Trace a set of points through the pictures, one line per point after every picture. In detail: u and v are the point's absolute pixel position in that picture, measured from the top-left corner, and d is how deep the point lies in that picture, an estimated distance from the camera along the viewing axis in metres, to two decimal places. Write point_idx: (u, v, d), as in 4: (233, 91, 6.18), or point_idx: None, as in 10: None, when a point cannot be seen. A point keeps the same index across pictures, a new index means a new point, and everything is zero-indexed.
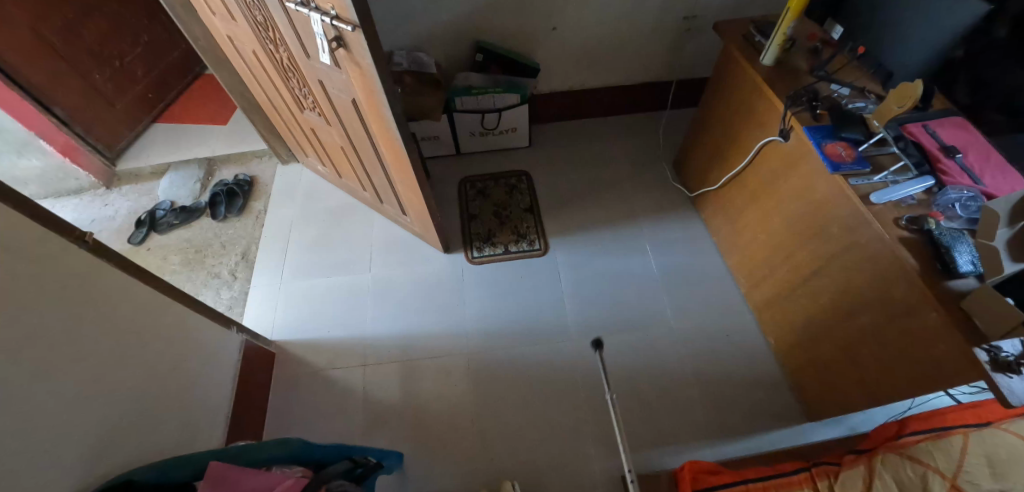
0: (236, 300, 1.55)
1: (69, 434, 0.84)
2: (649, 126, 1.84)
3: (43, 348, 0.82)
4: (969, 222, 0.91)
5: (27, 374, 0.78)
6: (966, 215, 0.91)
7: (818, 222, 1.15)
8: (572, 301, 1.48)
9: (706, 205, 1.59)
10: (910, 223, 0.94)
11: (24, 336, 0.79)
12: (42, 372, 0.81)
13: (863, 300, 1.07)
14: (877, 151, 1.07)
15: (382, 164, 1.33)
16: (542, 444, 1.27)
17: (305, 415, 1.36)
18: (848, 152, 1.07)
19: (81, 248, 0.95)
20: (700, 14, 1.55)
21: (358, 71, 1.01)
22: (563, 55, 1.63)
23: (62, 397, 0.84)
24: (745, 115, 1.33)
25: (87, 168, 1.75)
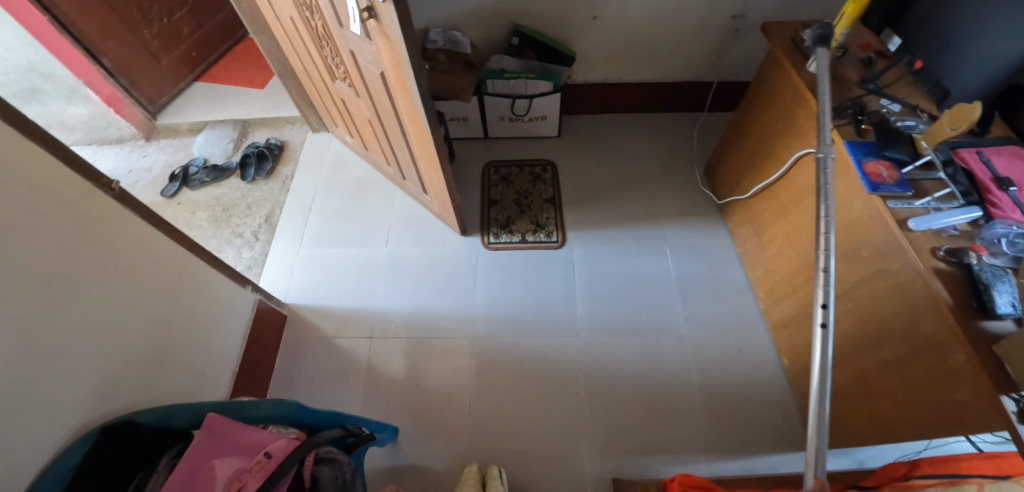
0: (255, 261, 1.59)
1: (73, 371, 0.89)
2: (685, 127, 1.77)
3: (55, 287, 0.86)
4: (1015, 260, 0.85)
5: (35, 311, 0.83)
6: (1013, 252, 0.85)
7: (850, 244, 1.09)
8: (583, 298, 1.46)
9: (734, 214, 1.53)
10: (949, 254, 0.88)
11: (37, 274, 0.83)
12: (51, 311, 0.85)
13: (888, 330, 1.01)
14: (922, 175, 1.00)
15: (406, 140, 1.33)
16: (535, 437, 1.27)
17: (309, 380, 1.40)
18: (890, 173, 1.01)
19: (106, 195, 0.97)
20: (750, 13, 1.48)
21: (387, 43, 1.00)
22: (601, 45, 1.59)
23: (69, 336, 0.89)
24: (785, 124, 1.26)
25: (130, 119, 1.82)
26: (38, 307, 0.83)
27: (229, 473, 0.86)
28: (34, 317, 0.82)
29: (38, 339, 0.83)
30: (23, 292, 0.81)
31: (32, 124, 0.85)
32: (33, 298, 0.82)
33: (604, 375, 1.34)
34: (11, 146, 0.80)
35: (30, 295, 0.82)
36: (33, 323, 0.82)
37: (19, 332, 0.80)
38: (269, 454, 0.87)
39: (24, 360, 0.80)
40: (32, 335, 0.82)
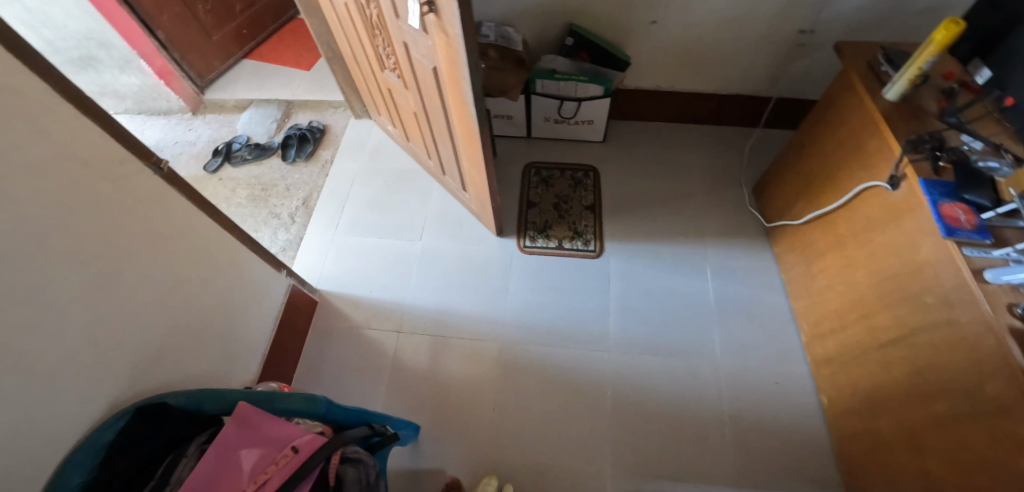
0: (290, 244, 1.59)
1: (108, 349, 0.91)
2: (737, 142, 1.70)
3: (97, 267, 0.88)
4: None
5: (74, 288, 0.84)
6: None
7: (911, 288, 1.03)
8: (617, 312, 1.42)
9: (783, 239, 1.46)
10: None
11: (79, 253, 0.85)
12: (91, 289, 0.87)
13: (945, 384, 0.95)
14: (1003, 222, 0.92)
15: (451, 137, 1.30)
16: (555, 449, 1.26)
17: (336, 368, 1.41)
18: (968, 217, 0.92)
19: (155, 174, 0.98)
20: (822, 28, 1.39)
21: (445, 39, 0.97)
22: (657, 51, 1.52)
23: (106, 315, 0.90)
24: (852, 152, 1.19)
25: (179, 93, 1.84)
26: (78, 285, 0.85)
27: (256, 465, 0.87)
28: (73, 293, 0.84)
29: (76, 316, 0.85)
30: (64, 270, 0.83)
31: (88, 101, 0.86)
32: (72, 276, 0.84)
33: (632, 394, 1.32)
34: (62, 124, 0.81)
35: (70, 273, 0.84)
36: (71, 299, 0.84)
37: (56, 309, 0.82)
38: (296, 449, 0.88)
39: (61, 337, 0.83)
40: (70, 312, 0.84)
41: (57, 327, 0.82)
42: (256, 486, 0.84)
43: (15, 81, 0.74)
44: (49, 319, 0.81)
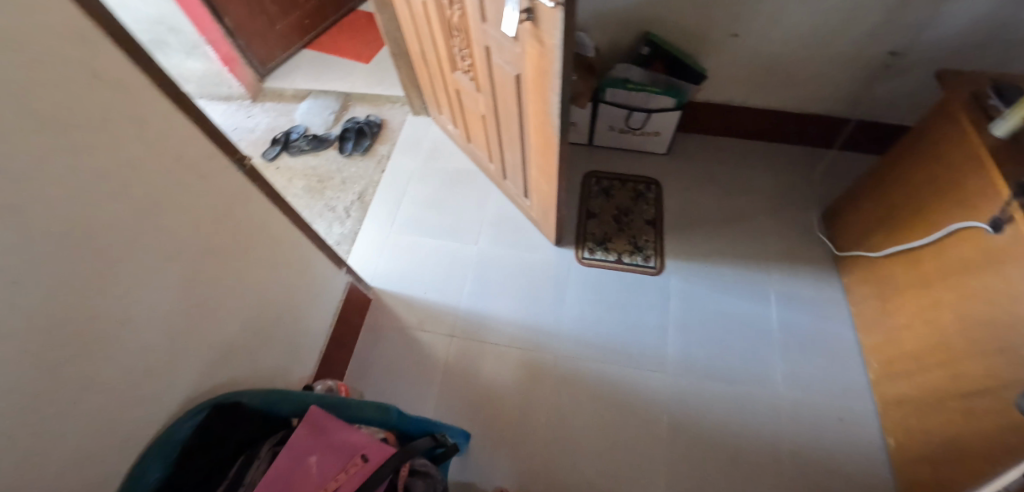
0: (344, 238, 1.61)
1: (186, 344, 0.91)
2: (806, 163, 1.64)
3: (181, 263, 0.88)
4: None
5: (160, 283, 0.85)
6: None
7: (1003, 336, 0.97)
8: (675, 333, 1.40)
9: (855, 270, 1.40)
10: None
11: (167, 249, 0.85)
12: (174, 284, 0.87)
13: None
14: None
15: (523, 143, 1.27)
16: (606, 470, 1.24)
17: (387, 368, 1.41)
18: None
19: (238, 170, 0.99)
20: (915, 52, 1.32)
21: (538, 49, 0.94)
22: (733, 65, 1.47)
23: (186, 309, 0.90)
24: (946, 188, 1.13)
25: (241, 80, 1.89)
26: (164, 280, 0.85)
27: (325, 471, 0.87)
28: (159, 289, 0.85)
29: (160, 311, 0.85)
30: (154, 265, 0.83)
31: (184, 97, 0.85)
32: (161, 272, 0.84)
33: (688, 419, 1.28)
34: (160, 120, 0.81)
35: (158, 269, 0.84)
36: (158, 295, 0.84)
37: (144, 304, 0.82)
38: (366, 458, 0.88)
39: (146, 332, 0.83)
40: (156, 308, 0.85)
41: (144, 323, 0.82)
42: None
43: (121, 76, 0.74)
44: (136, 315, 0.81)
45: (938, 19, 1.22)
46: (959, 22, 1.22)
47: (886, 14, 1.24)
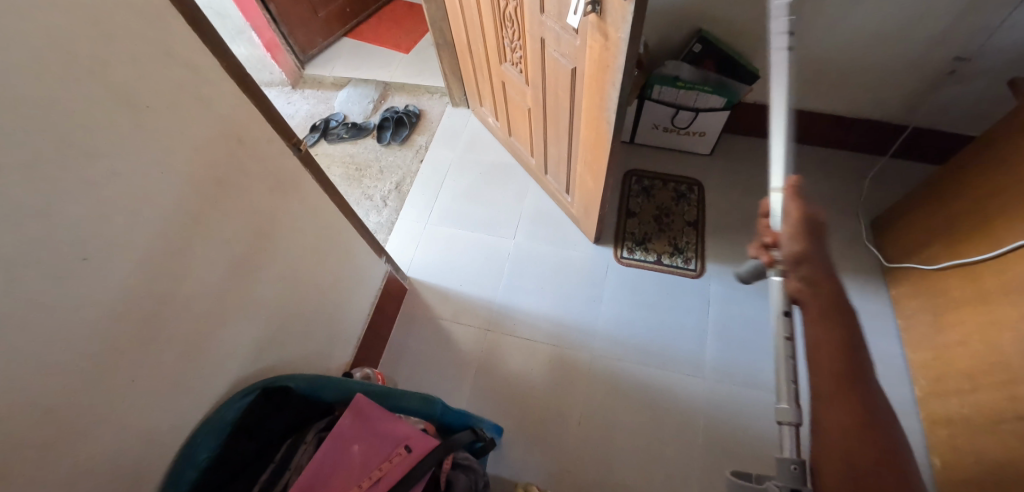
0: (382, 226, 1.63)
1: (238, 325, 0.92)
2: (856, 170, 1.59)
3: (237, 245, 0.89)
4: None
5: (218, 264, 0.85)
6: None
7: None
8: (714, 337, 1.37)
9: (905, 283, 1.35)
10: None
11: (224, 231, 0.86)
12: (231, 265, 0.88)
13: None
14: None
15: (570, 138, 1.26)
16: (638, 473, 1.22)
17: (421, 358, 1.42)
18: None
19: (294, 154, 0.99)
20: (984, 58, 1.26)
21: (601, 41, 0.92)
22: (787, 66, 1.43)
23: (239, 292, 0.91)
24: (1016, 201, 1.08)
25: (282, 66, 1.92)
26: (220, 262, 0.86)
27: (369, 460, 0.88)
28: (216, 271, 0.85)
29: (215, 292, 0.86)
30: (212, 247, 0.83)
31: (248, 79, 0.86)
32: (218, 253, 0.85)
33: (724, 426, 1.26)
34: (226, 101, 0.81)
35: (216, 251, 0.84)
36: (214, 276, 0.85)
37: (202, 285, 0.83)
38: (409, 448, 0.88)
39: (202, 312, 0.84)
40: (212, 289, 0.85)
41: (201, 303, 0.84)
42: (372, 481, 0.85)
43: (192, 57, 0.74)
44: (194, 295, 0.82)
45: (1013, 24, 1.17)
46: None
47: (956, 17, 1.19)
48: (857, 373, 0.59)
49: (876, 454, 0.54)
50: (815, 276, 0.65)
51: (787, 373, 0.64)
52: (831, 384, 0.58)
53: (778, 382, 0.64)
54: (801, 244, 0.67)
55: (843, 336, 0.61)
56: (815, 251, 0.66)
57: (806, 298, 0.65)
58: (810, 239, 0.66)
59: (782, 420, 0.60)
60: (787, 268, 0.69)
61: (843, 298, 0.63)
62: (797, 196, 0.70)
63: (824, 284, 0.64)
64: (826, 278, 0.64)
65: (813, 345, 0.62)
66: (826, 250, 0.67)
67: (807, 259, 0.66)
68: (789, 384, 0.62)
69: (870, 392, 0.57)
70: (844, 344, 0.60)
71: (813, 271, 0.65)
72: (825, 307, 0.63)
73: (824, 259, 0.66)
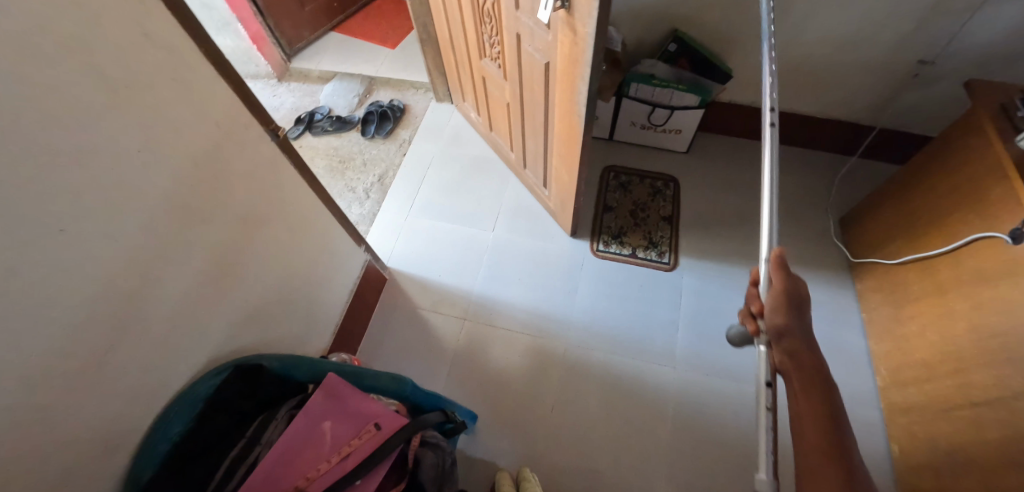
0: (363, 218, 1.66)
1: (213, 306, 0.94)
2: (826, 170, 1.64)
3: (214, 226, 0.91)
4: None
5: (194, 243, 0.87)
6: None
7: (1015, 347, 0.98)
8: (686, 327, 1.41)
9: (869, 277, 1.40)
10: None
11: (202, 211, 0.88)
12: (208, 245, 0.90)
13: None
14: None
15: (546, 132, 1.30)
16: (607, 458, 1.25)
17: (399, 346, 1.44)
18: None
19: (272, 140, 1.01)
20: (945, 61, 1.31)
21: (571, 37, 0.96)
22: (759, 66, 1.47)
23: (215, 273, 0.93)
24: (968, 198, 1.13)
25: (268, 59, 1.96)
26: (197, 242, 0.88)
27: (339, 437, 0.90)
28: (191, 251, 0.87)
29: (192, 272, 0.88)
30: (188, 226, 0.86)
31: (227, 64, 0.88)
32: (195, 233, 0.87)
33: (693, 415, 1.30)
34: (204, 85, 0.83)
35: (192, 230, 0.86)
36: (190, 256, 0.87)
37: (177, 262, 0.85)
38: (378, 426, 0.91)
39: (176, 290, 0.86)
40: (189, 268, 0.87)
41: (176, 281, 0.85)
42: (341, 457, 0.87)
43: (170, 40, 0.76)
44: (168, 273, 0.84)
45: (971, 29, 1.22)
46: (992, 33, 1.21)
47: (918, 21, 1.24)
48: (842, 446, 0.65)
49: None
50: (796, 349, 0.72)
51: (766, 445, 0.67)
52: (817, 455, 0.65)
53: (759, 451, 0.67)
54: (789, 318, 0.73)
55: (827, 411, 0.67)
56: (794, 324, 0.72)
57: (789, 369, 0.72)
58: (791, 313, 0.73)
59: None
60: (769, 339, 0.74)
61: (819, 367, 0.71)
62: (781, 268, 0.75)
63: (805, 356, 0.71)
64: (807, 350, 0.72)
65: (797, 416, 0.69)
66: (806, 322, 0.74)
67: (788, 333, 0.72)
68: (770, 455, 0.65)
69: (854, 469, 0.63)
70: (827, 416, 0.67)
71: (795, 342, 0.72)
72: (806, 378, 0.70)
73: (803, 331, 0.73)
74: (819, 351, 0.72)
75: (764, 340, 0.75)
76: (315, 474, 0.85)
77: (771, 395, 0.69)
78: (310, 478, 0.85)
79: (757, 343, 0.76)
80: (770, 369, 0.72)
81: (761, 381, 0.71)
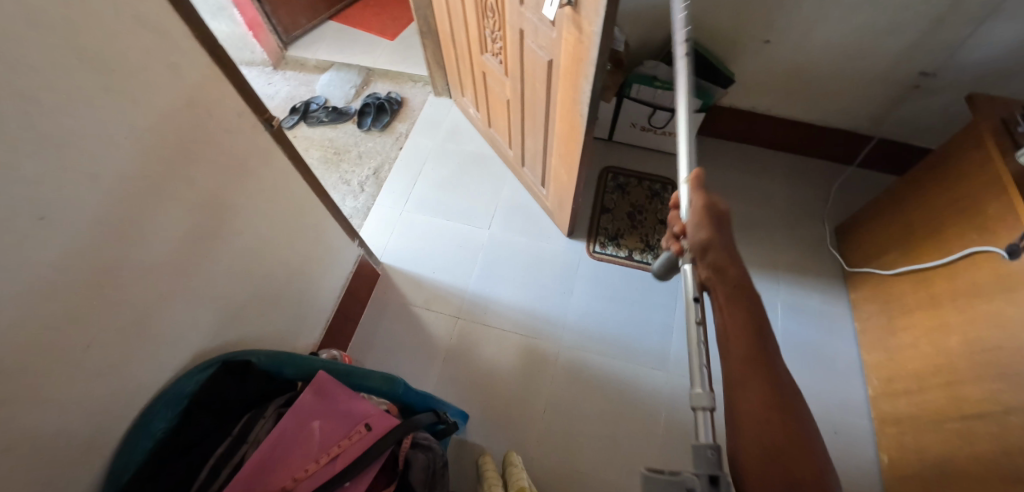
0: (357, 212, 1.64)
1: (201, 300, 0.91)
2: (824, 178, 1.64)
3: (203, 217, 0.88)
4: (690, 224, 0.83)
5: (183, 234, 0.85)
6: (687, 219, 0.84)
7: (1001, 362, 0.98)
8: (679, 332, 1.41)
9: (864, 287, 1.40)
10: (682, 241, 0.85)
11: (192, 200, 0.85)
12: (197, 238, 0.88)
13: None
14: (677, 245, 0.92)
15: (546, 130, 1.28)
16: (598, 463, 1.24)
17: (390, 342, 1.42)
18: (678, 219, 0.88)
19: (266, 130, 0.99)
20: (945, 74, 1.31)
21: (576, 34, 0.94)
22: (762, 72, 1.47)
23: (203, 267, 0.90)
24: (966, 211, 1.13)
25: (264, 46, 1.95)
26: (184, 233, 0.85)
27: (328, 437, 0.88)
28: (179, 242, 0.84)
29: (179, 262, 0.85)
30: (175, 217, 0.83)
31: (220, 51, 0.85)
32: (184, 224, 0.85)
33: (684, 419, 1.29)
34: (196, 70, 0.81)
35: (180, 219, 0.84)
36: (178, 247, 0.84)
37: (163, 254, 0.82)
38: (369, 427, 0.89)
39: (161, 282, 0.83)
40: (176, 260, 0.85)
41: (162, 271, 0.83)
42: (329, 458, 0.86)
43: (163, 24, 0.73)
44: (154, 265, 0.81)
45: (974, 42, 1.22)
46: (995, 47, 1.21)
47: (922, 33, 1.24)
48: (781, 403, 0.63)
49: (783, 433, 0.61)
50: (721, 262, 0.75)
51: (698, 358, 0.69)
52: (742, 367, 0.66)
53: (692, 366, 0.69)
54: (710, 234, 0.77)
55: (751, 318, 0.70)
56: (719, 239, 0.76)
57: (715, 283, 0.75)
58: (714, 228, 0.77)
59: (695, 405, 0.63)
60: (696, 256, 0.79)
61: (745, 283, 0.74)
62: (699, 189, 0.81)
63: (730, 271, 0.74)
64: (731, 264, 0.75)
65: (721, 327, 0.71)
66: (729, 236, 0.78)
67: (712, 246, 0.76)
68: None
69: (778, 375, 0.66)
70: (750, 327, 0.69)
71: None
72: (729, 289, 0.73)
73: (728, 245, 0.77)
74: (743, 264, 0.76)
75: (688, 257, 0.80)
76: (302, 475, 0.84)
77: (697, 309, 0.73)
78: (298, 479, 0.83)
79: (683, 261, 0.80)
80: (696, 285, 0.77)
81: (691, 296, 0.76)
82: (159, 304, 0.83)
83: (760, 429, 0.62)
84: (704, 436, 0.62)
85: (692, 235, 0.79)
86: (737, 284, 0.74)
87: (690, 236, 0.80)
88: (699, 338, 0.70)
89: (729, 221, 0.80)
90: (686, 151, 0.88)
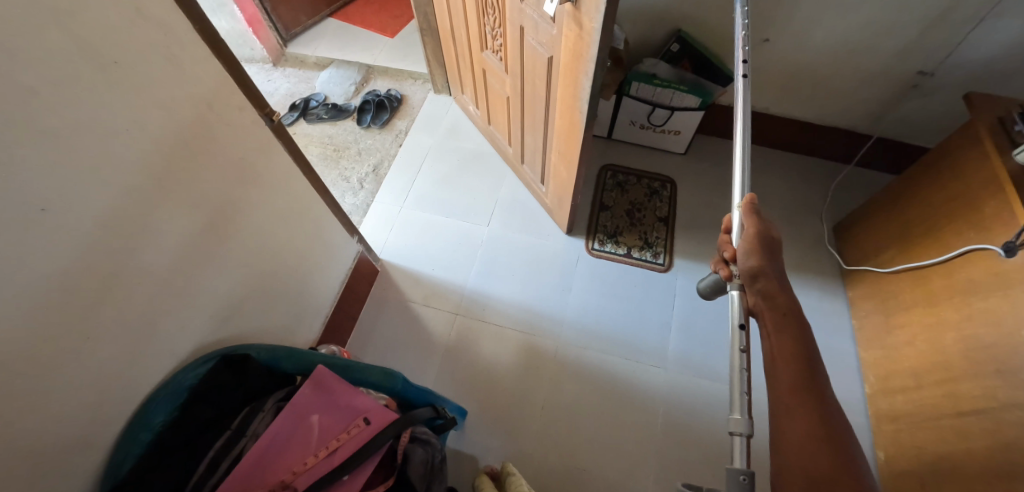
0: (357, 208, 1.65)
1: (200, 295, 0.91)
2: (822, 176, 1.65)
3: (202, 212, 0.88)
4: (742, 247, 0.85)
5: (182, 229, 0.85)
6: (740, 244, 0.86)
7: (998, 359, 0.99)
8: (678, 329, 1.41)
9: (861, 285, 1.41)
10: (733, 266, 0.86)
11: (191, 194, 0.85)
12: (196, 233, 0.88)
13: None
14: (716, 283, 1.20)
15: (546, 127, 1.28)
16: (596, 460, 1.24)
17: (388, 339, 1.42)
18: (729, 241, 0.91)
19: (265, 124, 0.99)
20: (943, 73, 1.32)
21: (576, 31, 0.94)
22: (761, 71, 1.47)
23: (202, 261, 0.90)
24: (962, 210, 1.13)
25: (264, 43, 1.95)
26: (184, 227, 0.85)
27: (328, 430, 0.89)
28: (178, 235, 0.84)
29: (178, 256, 0.85)
30: (175, 211, 0.83)
31: (221, 45, 0.85)
32: (183, 217, 0.85)
33: (683, 417, 1.29)
34: (197, 64, 0.81)
35: (179, 214, 0.84)
36: (176, 241, 0.84)
37: (163, 248, 0.82)
38: (367, 420, 0.89)
39: (161, 276, 0.83)
40: (175, 253, 0.85)
41: (161, 265, 0.83)
42: (328, 452, 0.86)
43: (163, 17, 0.73)
44: (153, 259, 0.81)
45: (972, 41, 1.22)
46: (992, 47, 1.22)
47: (920, 32, 1.24)
48: (831, 433, 0.63)
49: (829, 464, 0.60)
50: (770, 289, 0.78)
51: (740, 384, 0.71)
52: (790, 393, 0.67)
53: (733, 393, 0.71)
54: (761, 262, 0.79)
55: (801, 345, 0.71)
56: (770, 267, 0.78)
57: (763, 309, 0.78)
58: (766, 255, 0.80)
59: (734, 431, 0.67)
60: (745, 282, 0.81)
61: (794, 309, 0.76)
62: (753, 215, 0.83)
63: (779, 298, 0.76)
64: (781, 292, 0.77)
65: (770, 352, 0.73)
66: (782, 266, 0.80)
67: (763, 274, 0.78)
68: None
69: (822, 399, 0.66)
70: (800, 355, 0.70)
71: None
72: (776, 315, 0.76)
73: (778, 274, 0.79)
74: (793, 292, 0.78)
75: (738, 284, 0.81)
76: (301, 468, 0.84)
77: (743, 336, 0.75)
78: (297, 472, 0.84)
79: (732, 286, 0.82)
80: (743, 310, 0.79)
81: (736, 323, 0.77)
82: (158, 298, 0.83)
83: (804, 458, 0.62)
84: (740, 461, 0.66)
85: (742, 262, 0.82)
86: (786, 313, 0.75)
87: (740, 262, 0.82)
88: (743, 365, 0.72)
89: (781, 249, 0.81)
90: (739, 180, 0.90)
